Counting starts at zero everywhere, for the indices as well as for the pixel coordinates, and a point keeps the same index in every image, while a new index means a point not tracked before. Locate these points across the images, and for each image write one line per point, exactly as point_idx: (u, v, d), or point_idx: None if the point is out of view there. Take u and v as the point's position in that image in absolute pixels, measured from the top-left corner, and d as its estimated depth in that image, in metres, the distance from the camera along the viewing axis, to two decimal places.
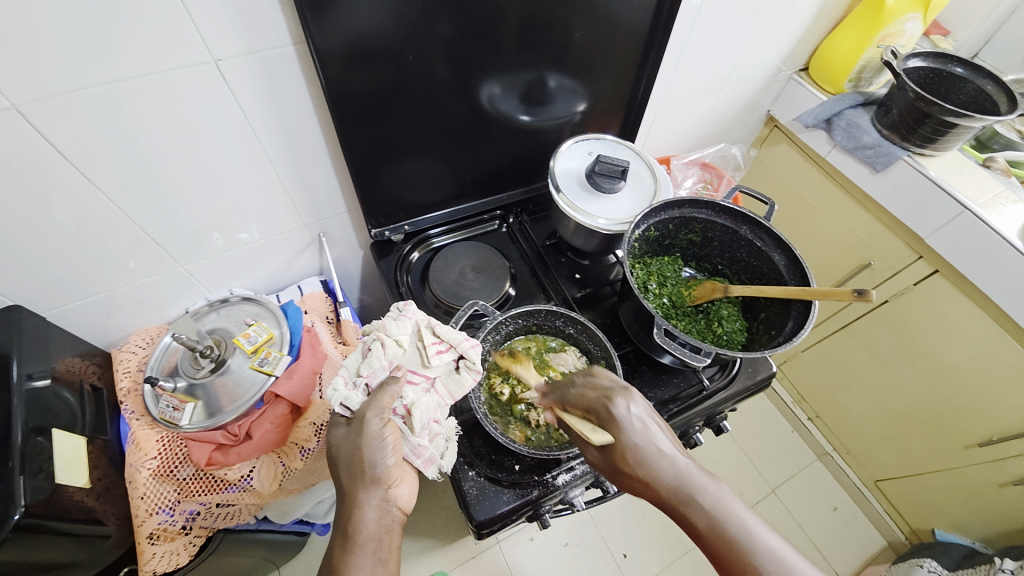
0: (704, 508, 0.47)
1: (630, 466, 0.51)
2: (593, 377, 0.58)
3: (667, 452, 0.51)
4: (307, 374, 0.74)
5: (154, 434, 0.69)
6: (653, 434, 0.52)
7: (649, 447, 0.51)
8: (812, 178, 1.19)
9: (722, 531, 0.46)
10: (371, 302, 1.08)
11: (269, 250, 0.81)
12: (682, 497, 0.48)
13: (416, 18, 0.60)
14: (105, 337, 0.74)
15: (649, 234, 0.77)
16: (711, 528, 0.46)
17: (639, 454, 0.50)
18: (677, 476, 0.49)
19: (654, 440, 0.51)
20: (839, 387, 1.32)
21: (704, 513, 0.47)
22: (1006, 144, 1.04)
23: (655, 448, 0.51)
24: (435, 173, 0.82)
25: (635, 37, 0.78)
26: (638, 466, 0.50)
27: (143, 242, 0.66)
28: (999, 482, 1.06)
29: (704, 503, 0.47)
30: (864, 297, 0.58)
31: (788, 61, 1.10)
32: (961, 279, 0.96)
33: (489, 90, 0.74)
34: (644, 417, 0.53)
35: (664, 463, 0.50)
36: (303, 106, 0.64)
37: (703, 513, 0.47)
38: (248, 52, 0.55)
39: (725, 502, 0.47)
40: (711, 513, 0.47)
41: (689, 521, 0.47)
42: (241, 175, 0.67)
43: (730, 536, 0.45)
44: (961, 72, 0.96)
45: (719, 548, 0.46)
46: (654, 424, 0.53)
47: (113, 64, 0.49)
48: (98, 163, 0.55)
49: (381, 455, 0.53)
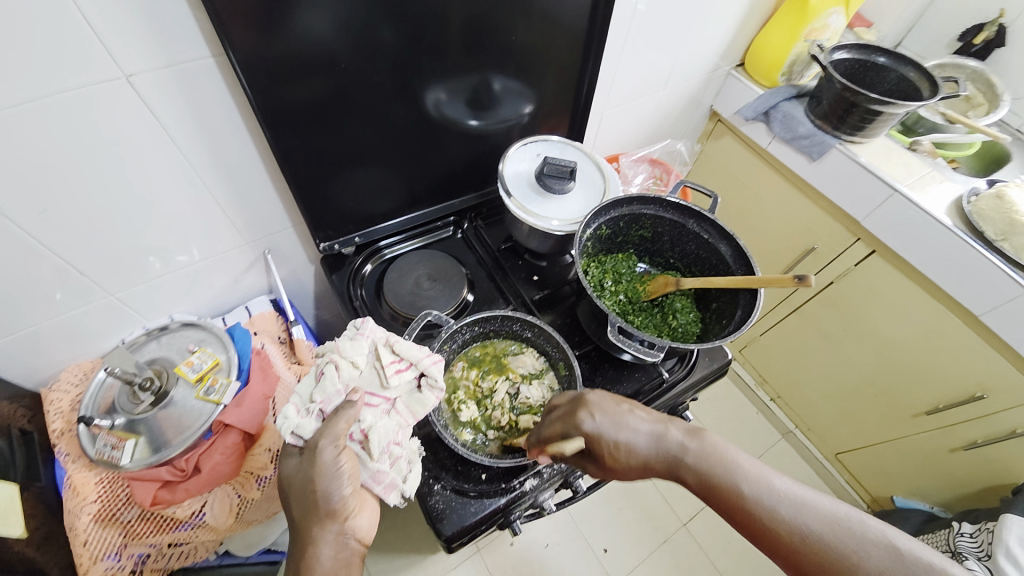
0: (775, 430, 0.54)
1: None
2: (556, 407, 0.59)
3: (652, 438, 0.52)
4: (258, 400, 0.71)
5: (93, 476, 0.65)
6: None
7: (633, 435, 0.52)
8: (757, 169, 1.23)
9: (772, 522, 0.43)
10: (328, 317, 1.05)
11: (211, 271, 0.77)
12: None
13: (351, 25, 0.58)
14: (34, 377, 0.69)
15: (601, 233, 0.77)
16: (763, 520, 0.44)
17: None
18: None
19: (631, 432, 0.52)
20: (796, 367, 1.38)
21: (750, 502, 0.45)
22: (931, 127, 1.08)
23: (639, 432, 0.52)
24: (383, 182, 0.80)
25: (576, 37, 0.79)
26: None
27: (68, 272, 0.62)
28: (950, 447, 1.12)
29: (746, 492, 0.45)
30: (804, 282, 0.60)
31: (726, 57, 1.14)
32: (898, 258, 1.02)
33: (435, 95, 0.73)
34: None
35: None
36: (234, 119, 0.61)
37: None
38: (162, 66, 0.52)
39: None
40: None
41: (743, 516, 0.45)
42: (172, 195, 0.64)
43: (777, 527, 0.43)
44: (884, 62, 1.02)
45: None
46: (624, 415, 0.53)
47: (13, 85, 0.45)
48: (7, 194, 0.51)
49: (336, 484, 0.51)
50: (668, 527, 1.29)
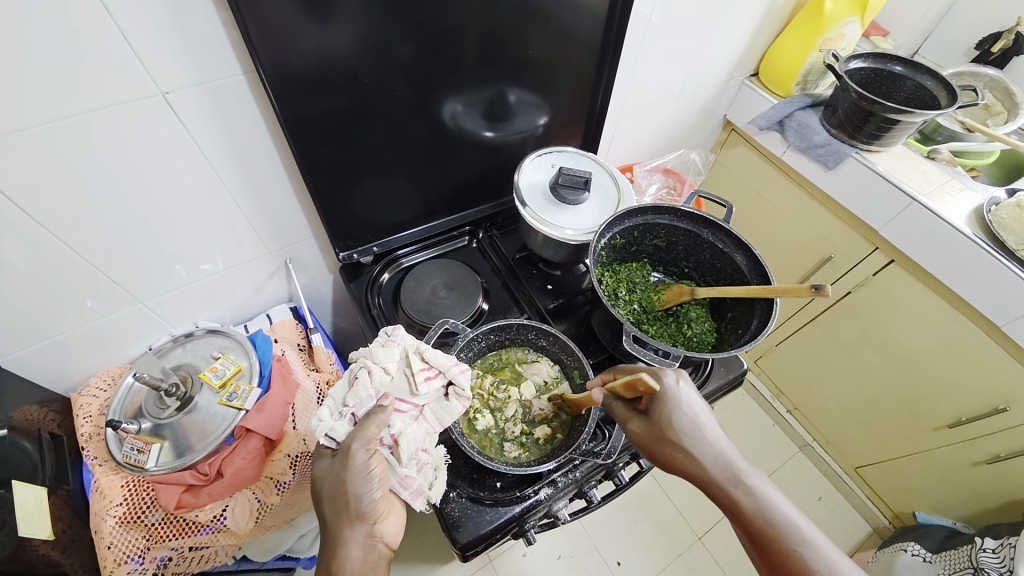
0: (750, 490, 0.51)
1: (677, 441, 0.54)
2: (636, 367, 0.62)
3: (712, 437, 0.55)
4: (279, 406, 0.72)
5: (119, 480, 0.66)
6: (698, 405, 0.56)
7: (699, 428, 0.55)
8: (772, 178, 1.23)
9: (767, 518, 0.50)
10: (346, 325, 1.07)
11: (235, 279, 0.80)
12: (726, 483, 0.52)
13: (371, 40, 0.60)
14: (65, 382, 0.71)
15: (615, 242, 0.78)
16: (758, 513, 0.50)
17: (686, 425, 0.55)
18: (720, 459, 0.53)
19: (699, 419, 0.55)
20: (814, 378, 1.35)
21: (751, 499, 0.51)
22: (949, 135, 1.09)
23: (702, 426, 0.55)
24: (401, 192, 0.82)
25: (590, 49, 0.80)
26: (685, 439, 0.54)
27: (100, 280, 0.64)
28: (972, 461, 1.09)
29: (752, 490, 0.51)
30: (821, 292, 0.59)
31: (739, 67, 1.15)
32: (916, 267, 1.00)
33: (451, 108, 0.75)
34: (691, 397, 0.56)
35: (711, 444, 0.54)
36: (260, 133, 0.63)
37: (749, 496, 0.51)
38: (197, 83, 0.54)
39: (768, 491, 0.51)
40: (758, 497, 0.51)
41: (737, 505, 0.51)
42: (200, 206, 0.66)
43: (775, 524, 0.49)
44: (901, 70, 1.01)
45: (762, 533, 0.49)
46: (697, 404, 0.56)
47: (55, 102, 0.48)
48: (47, 204, 0.53)
49: (367, 487, 0.52)
50: (682, 540, 1.27)
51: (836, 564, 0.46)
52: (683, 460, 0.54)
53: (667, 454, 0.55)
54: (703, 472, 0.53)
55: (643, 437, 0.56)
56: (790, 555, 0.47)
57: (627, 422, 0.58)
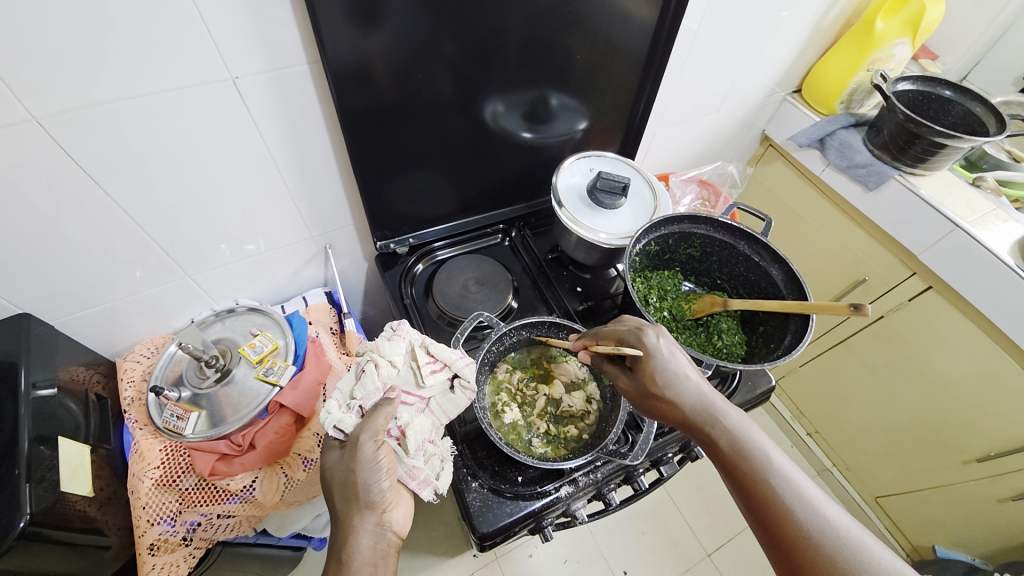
0: (724, 428, 0.51)
1: (659, 391, 0.55)
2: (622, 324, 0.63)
3: (694, 381, 0.55)
4: (312, 385, 0.74)
5: (158, 444, 0.69)
6: (684, 357, 0.57)
7: (680, 376, 0.55)
8: (807, 197, 1.21)
9: (742, 450, 0.49)
10: (374, 314, 1.09)
11: (275, 261, 0.82)
12: (701, 422, 0.53)
13: (427, 37, 0.62)
14: (111, 346, 0.75)
15: (650, 249, 0.78)
16: (733, 447, 0.50)
17: (668, 376, 0.56)
18: (700, 401, 0.54)
19: (682, 367, 0.56)
20: (840, 402, 1.33)
21: (726, 434, 0.51)
22: (995, 164, 1.06)
23: (684, 375, 0.55)
24: (439, 187, 0.83)
25: (636, 59, 0.81)
26: (666, 389, 0.55)
27: (152, 252, 0.67)
28: (998, 497, 1.06)
29: (728, 425, 0.51)
30: (860, 311, 0.59)
31: (782, 83, 1.14)
32: (955, 295, 0.98)
33: (493, 107, 0.76)
34: (673, 348, 0.57)
35: (691, 389, 0.54)
36: (315, 122, 0.66)
37: (725, 433, 0.51)
38: (264, 70, 0.57)
39: (747, 427, 0.51)
40: (733, 433, 0.51)
41: (713, 441, 0.51)
42: (252, 187, 0.68)
43: (749, 456, 0.49)
44: (950, 95, 0.99)
45: (735, 464, 0.49)
46: (682, 355, 0.57)
47: (136, 80, 0.50)
48: (114, 175, 0.56)
49: (376, 478, 0.53)
50: (691, 555, 1.26)
51: (806, 492, 0.46)
52: (667, 407, 0.55)
53: (652, 404, 0.56)
54: (685, 416, 0.54)
55: (630, 391, 0.59)
56: (758, 481, 0.47)
57: (615, 378, 0.61)
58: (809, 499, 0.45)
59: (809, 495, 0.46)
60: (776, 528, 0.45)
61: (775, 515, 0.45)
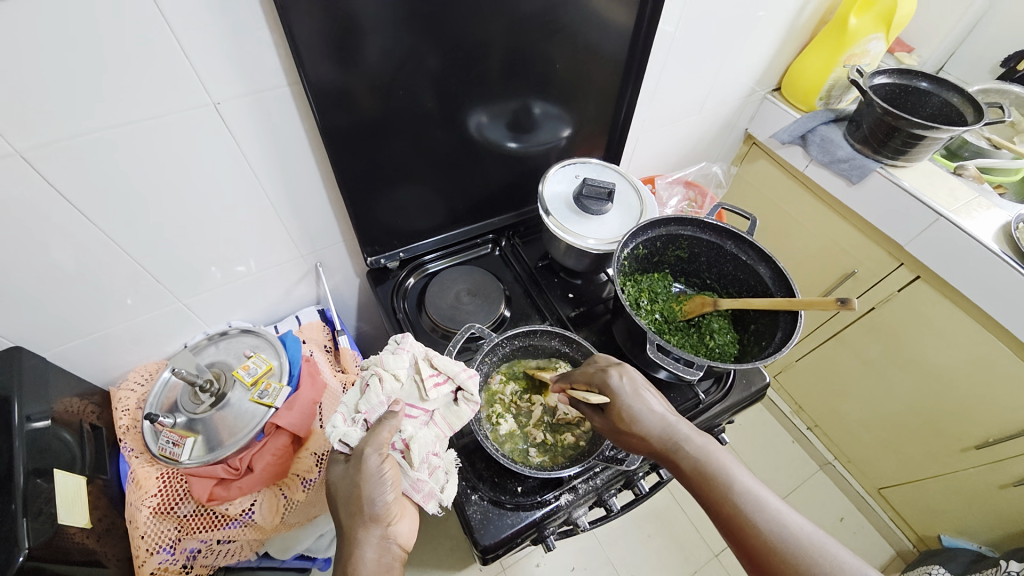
0: (688, 455, 0.54)
1: (626, 426, 0.57)
2: (593, 362, 0.64)
3: (656, 411, 0.57)
4: (308, 405, 0.74)
5: (154, 471, 0.69)
6: (644, 389, 0.59)
7: (641, 408, 0.57)
8: (794, 193, 1.23)
9: (705, 473, 0.52)
10: (368, 329, 1.09)
11: (267, 281, 0.82)
12: (668, 452, 0.55)
13: (406, 53, 0.63)
14: (105, 375, 0.75)
15: (638, 252, 0.79)
16: (696, 470, 0.53)
17: (630, 412, 0.57)
18: (664, 431, 0.56)
19: (644, 401, 0.58)
20: (836, 395, 1.33)
21: (689, 459, 0.53)
22: (976, 152, 1.08)
23: (645, 406, 0.57)
24: (427, 200, 0.84)
25: (615, 65, 0.82)
26: (633, 424, 0.57)
27: (143, 279, 0.67)
28: (999, 483, 1.06)
29: (690, 450, 0.54)
30: (847, 304, 0.59)
31: (761, 82, 1.16)
32: (943, 284, 0.99)
33: (477, 119, 0.77)
34: (636, 383, 0.59)
35: (651, 419, 0.56)
36: (299, 142, 0.66)
37: (688, 458, 0.53)
38: (246, 93, 0.57)
39: (710, 449, 0.54)
40: (698, 459, 0.53)
41: (679, 469, 0.54)
42: (240, 209, 0.69)
43: (712, 478, 0.51)
44: (926, 86, 1.01)
45: (703, 488, 0.52)
46: (641, 387, 0.59)
47: (120, 110, 0.51)
48: (101, 204, 0.57)
49: (381, 490, 0.53)
50: (697, 555, 1.25)
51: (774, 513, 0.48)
52: (636, 440, 0.57)
53: (624, 439, 0.58)
54: (652, 447, 0.56)
55: (602, 428, 0.61)
56: (726, 503, 0.50)
57: (589, 417, 0.62)
58: (773, 511, 0.48)
59: (774, 509, 0.48)
60: (749, 549, 0.47)
61: (745, 534, 0.48)
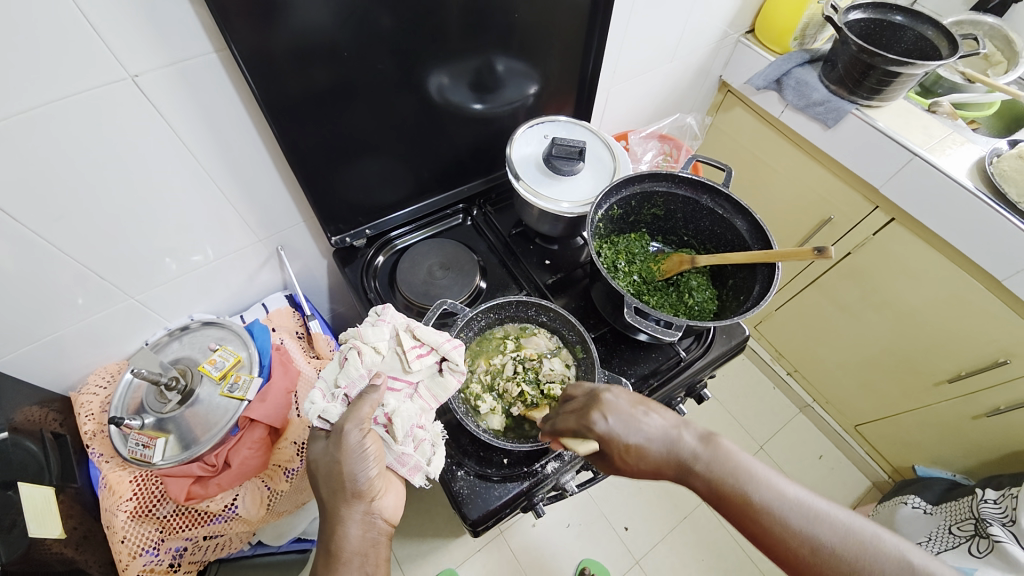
0: (702, 474, 0.47)
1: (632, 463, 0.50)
2: (574, 396, 0.57)
3: (657, 432, 0.50)
4: (281, 394, 0.72)
5: (127, 475, 0.66)
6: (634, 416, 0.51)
7: (640, 437, 0.50)
8: (770, 140, 1.20)
9: (721, 491, 0.46)
10: (344, 310, 1.06)
11: (227, 268, 0.78)
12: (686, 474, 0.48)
13: (348, 11, 0.57)
14: (63, 381, 0.71)
15: (613, 213, 0.76)
16: (712, 489, 0.46)
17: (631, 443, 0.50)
18: (670, 453, 0.49)
19: (640, 430, 0.50)
20: (815, 340, 1.36)
21: (703, 479, 0.46)
22: (950, 88, 1.06)
23: (642, 434, 0.50)
24: (390, 172, 0.79)
25: (579, 13, 0.77)
26: (634, 458, 0.49)
27: (88, 277, 0.63)
28: (972, 414, 1.11)
29: (701, 468, 0.47)
30: (824, 254, 0.58)
31: (735, 25, 1.10)
32: (917, 225, 0.99)
33: (437, 81, 0.72)
34: (623, 414, 0.51)
35: (654, 445, 0.49)
36: (237, 115, 0.61)
37: (703, 477, 0.46)
38: (167, 63, 0.51)
39: (723, 457, 0.47)
40: (710, 475, 0.46)
41: (694, 489, 0.47)
42: (183, 194, 0.64)
43: (729, 493, 0.45)
44: (901, 21, 0.98)
45: (724, 507, 0.46)
46: (633, 415, 0.51)
47: (24, 91, 0.45)
48: (22, 201, 0.51)
49: (363, 466, 0.52)
50: (688, 503, 1.30)
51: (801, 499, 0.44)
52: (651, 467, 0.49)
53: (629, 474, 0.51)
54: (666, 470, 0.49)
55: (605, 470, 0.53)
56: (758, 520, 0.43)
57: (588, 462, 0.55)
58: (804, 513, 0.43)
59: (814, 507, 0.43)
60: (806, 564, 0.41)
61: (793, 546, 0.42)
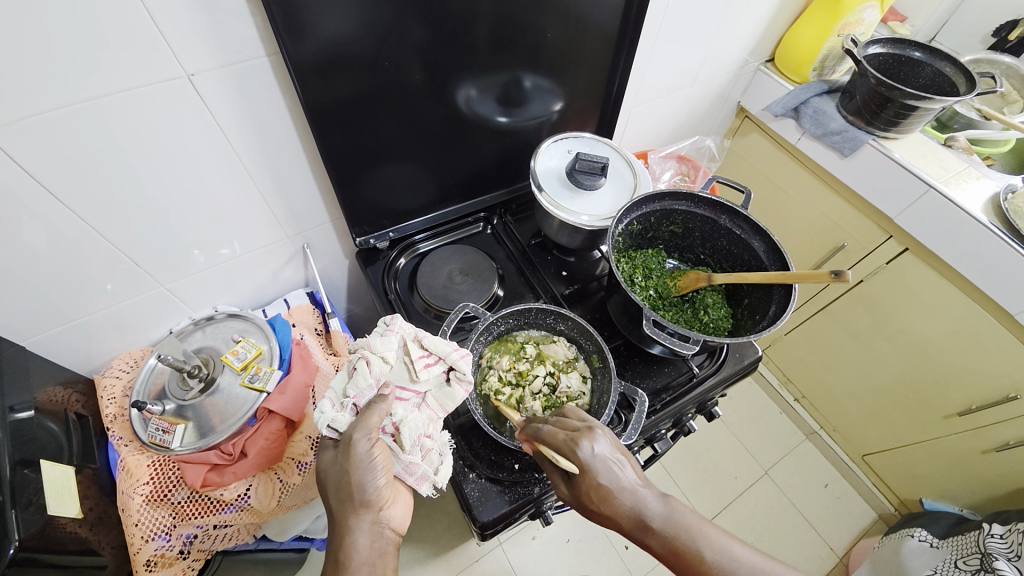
0: (659, 532, 0.48)
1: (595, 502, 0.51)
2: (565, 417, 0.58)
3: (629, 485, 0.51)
4: (300, 388, 0.73)
5: (145, 459, 0.68)
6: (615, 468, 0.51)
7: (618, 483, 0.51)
8: (786, 166, 1.22)
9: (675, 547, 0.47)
10: (360, 311, 1.08)
11: (253, 263, 0.80)
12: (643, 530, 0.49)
13: (388, 24, 0.59)
14: (88, 363, 0.72)
15: (632, 228, 0.78)
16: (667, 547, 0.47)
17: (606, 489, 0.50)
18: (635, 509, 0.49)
19: (616, 475, 0.51)
20: (824, 366, 1.36)
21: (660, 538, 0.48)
22: (966, 123, 1.08)
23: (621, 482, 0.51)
24: (416, 178, 0.82)
25: (606, 36, 0.79)
26: (602, 501, 0.50)
27: (121, 264, 0.65)
28: (981, 449, 1.10)
29: (659, 527, 0.48)
30: (841, 278, 0.59)
31: (755, 53, 1.13)
32: (929, 255, 1.00)
33: (466, 93, 0.74)
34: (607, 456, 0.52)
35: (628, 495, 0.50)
36: (278, 117, 0.63)
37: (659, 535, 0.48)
38: (220, 64, 0.54)
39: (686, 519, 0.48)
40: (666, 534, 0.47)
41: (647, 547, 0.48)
42: (219, 189, 0.66)
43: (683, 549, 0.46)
44: (919, 56, 1.00)
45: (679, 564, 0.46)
46: (617, 459, 0.52)
47: (85, 82, 0.48)
48: (71, 186, 0.54)
49: (371, 476, 0.53)
50: None
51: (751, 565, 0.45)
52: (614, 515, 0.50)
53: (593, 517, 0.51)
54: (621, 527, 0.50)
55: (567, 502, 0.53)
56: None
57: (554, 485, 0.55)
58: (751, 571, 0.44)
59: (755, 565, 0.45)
60: None
61: None
